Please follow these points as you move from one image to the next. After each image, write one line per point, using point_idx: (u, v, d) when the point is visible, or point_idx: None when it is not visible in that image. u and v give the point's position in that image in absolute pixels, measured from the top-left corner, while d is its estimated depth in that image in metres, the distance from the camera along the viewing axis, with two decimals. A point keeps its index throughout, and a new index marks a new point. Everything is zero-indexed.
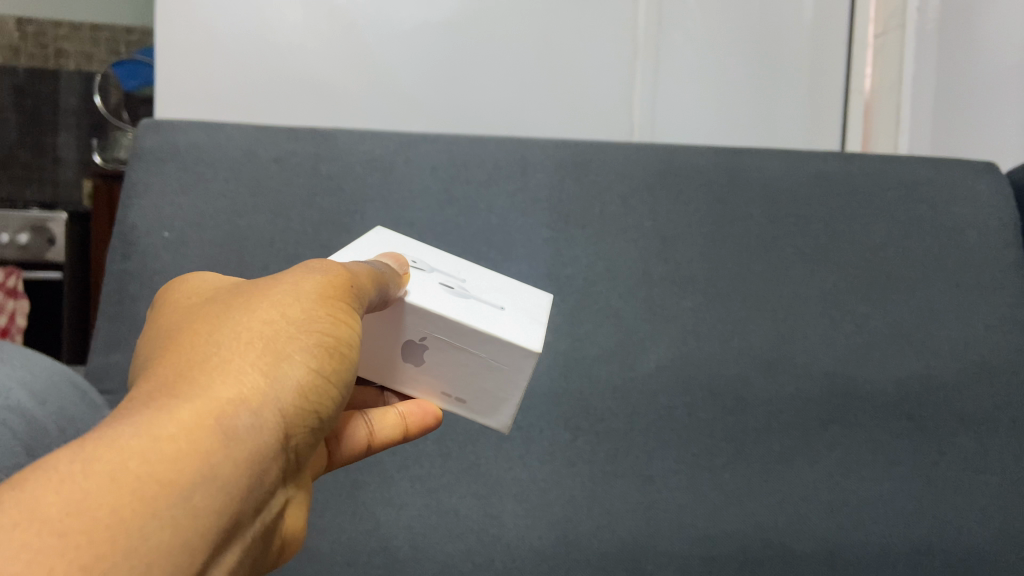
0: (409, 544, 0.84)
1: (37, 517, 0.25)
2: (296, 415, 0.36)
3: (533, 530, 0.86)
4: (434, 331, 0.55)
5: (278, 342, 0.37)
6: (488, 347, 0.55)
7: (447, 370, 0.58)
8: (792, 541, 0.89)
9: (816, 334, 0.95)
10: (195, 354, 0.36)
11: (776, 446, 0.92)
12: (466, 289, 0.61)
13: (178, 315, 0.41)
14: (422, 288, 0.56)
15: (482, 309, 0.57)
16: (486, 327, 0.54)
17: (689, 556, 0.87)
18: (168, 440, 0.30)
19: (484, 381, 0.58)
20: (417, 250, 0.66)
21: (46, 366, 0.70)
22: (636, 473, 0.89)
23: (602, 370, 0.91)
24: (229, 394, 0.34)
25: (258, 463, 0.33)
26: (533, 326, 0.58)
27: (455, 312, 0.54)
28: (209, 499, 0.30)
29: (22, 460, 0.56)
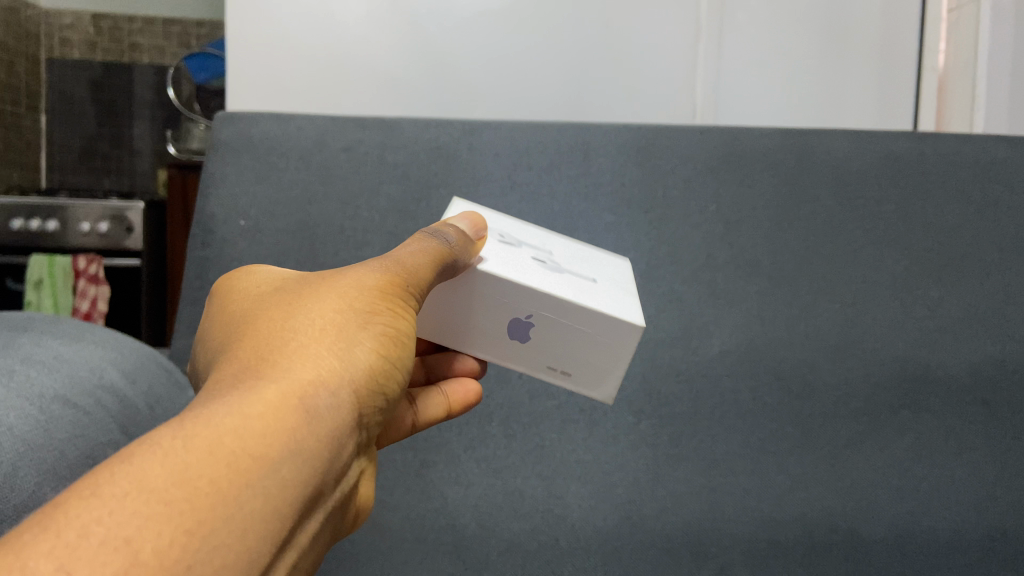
0: (476, 522, 0.86)
1: (146, 487, 0.28)
2: (367, 395, 0.39)
3: (598, 510, 0.88)
4: (546, 311, 0.59)
5: (350, 329, 0.40)
6: (595, 324, 0.59)
7: (553, 344, 0.62)
8: (861, 526, 0.88)
9: (885, 319, 0.94)
10: (274, 338, 0.39)
11: (844, 430, 0.91)
12: (557, 265, 0.66)
13: (251, 305, 0.45)
14: (522, 268, 0.60)
15: (580, 286, 0.62)
16: (596, 305, 0.59)
17: (755, 540, 0.88)
18: (259, 417, 0.33)
19: (589, 356, 0.62)
20: (501, 225, 0.72)
21: (134, 349, 0.74)
22: (700, 457, 0.89)
23: (665, 354, 0.92)
24: (309, 375, 0.37)
25: (338, 438, 0.36)
26: (629, 301, 0.63)
27: (564, 292, 0.59)
28: (297, 471, 0.33)
29: (117, 436, 0.60)
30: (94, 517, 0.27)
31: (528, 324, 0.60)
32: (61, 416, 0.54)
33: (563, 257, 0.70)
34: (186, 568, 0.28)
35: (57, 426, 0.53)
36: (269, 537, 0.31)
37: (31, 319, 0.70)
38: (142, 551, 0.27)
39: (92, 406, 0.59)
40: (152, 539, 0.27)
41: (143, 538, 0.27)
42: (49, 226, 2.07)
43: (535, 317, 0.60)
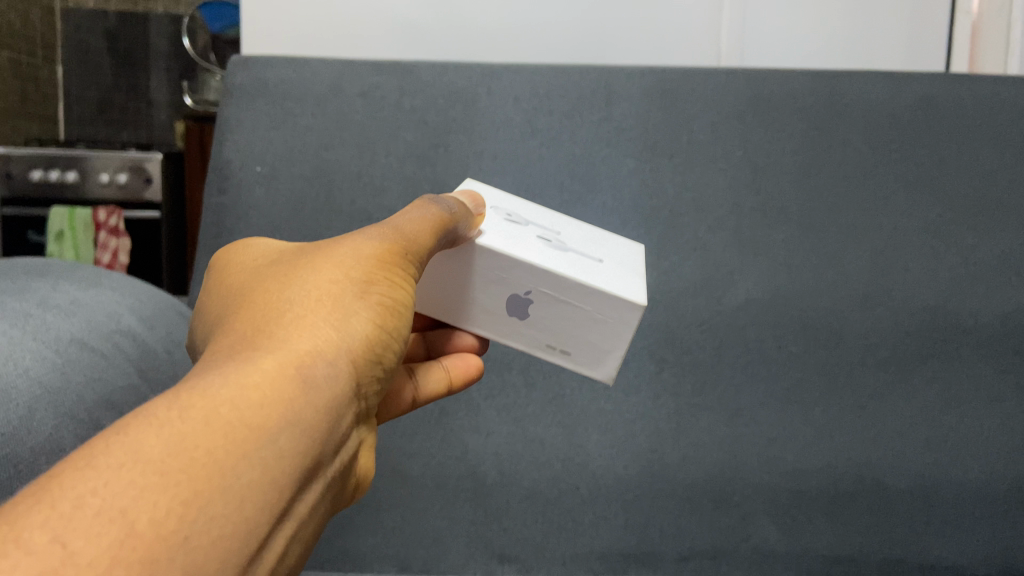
0: (496, 469, 0.87)
1: (142, 458, 0.27)
2: (364, 365, 0.39)
3: (619, 460, 0.87)
4: (544, 286, 0.59)
5: (346, 298, 0.40)
6: (594, 301, 0.59)
7: (552, 323, 0.62)
8: (887, 476, 0.87)
9: (916, 267, 0.91)
10: (270, 309, 0.38)
11: (872, 380, 0.89)
12: (565, 245, 0.66)
13: (248, 278, 0.44)
14: (523, 244, 0.61)
15: (584, 264, 0.62)
16: (596, 280, 0.59)
17: (777, 489, 0.87)
18: (254, 388, 0.32)
19: (591, 335, 0.62)
20: (512, 205, 0.73)
21: (155, 294, 0.74)
22: (722, 406, 0.88)
23: (688, 303, 0.90)
24: (305, 346, 0.36)
25: (335, 409, 0.36)
26: (634, 279, 0.63)
27: (563, 267, 0.59)
28: (293, 442, 0.33)
29: (135, 380, 0.59)
30: (89, 488, 0.26)
31: (527, 301, 0.61)
32: (79, 359, 0.54)
33: (573, 237, 0.70)
34: (184, 538, 0.27)
35: (75, 369, 0.53)
36: (267, 508, 0.31)
37: (49, 263, 0.70)
38: (139, 521, 0.26)
39: (111, 351, 0.58)
40: (148, 510, 0.26)
41: (138, 509, 0.26)
42: (68, 176, 2.08)
43: (533, 294, 0.60)
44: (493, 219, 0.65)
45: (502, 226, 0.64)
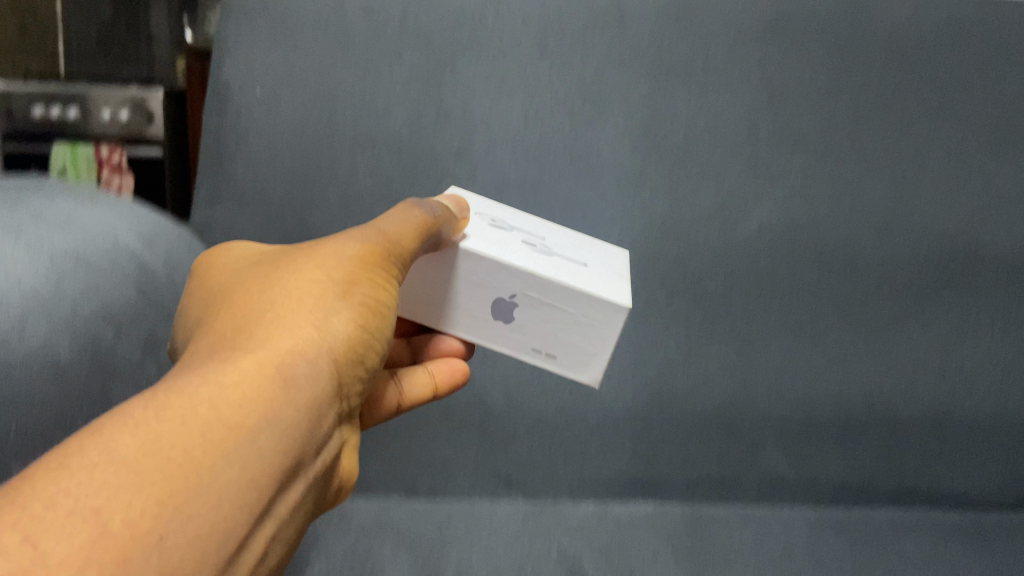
0: (503, 400, 0.85)
1: (118, 456, 0.29)
2: (342, 361, 0.42)
3: (627, 388, 0.86)
4: (530, 289, 0.60)
5: (327, 300, 0.43)
6: (579, 303, 0.60)
7: (538, 327, 0.62)
8: (899, 405, 0.87)
9: (936, 194, 0.88)
10: (255, 313, 0.41)
11: (886, 308, 0.87)
12: (550, 245, 0.67)
13: (231, 280, 0.46)
14: (509, 247, 0.61)
15: (568, 264, 0.63)
16: (580, 281, 0.60)
17: (788, 416, 0.87)
18: (233, 388, 0.35)
19: (577, 338, 0.62)
20: (496, 208, 0.72)
21: (149, 213, 0.72)
22: (734, 335, 0.87)
23: (701, 231, 0.87)
24: (288, 345, 0.39)
25: (316, 407, 0.39)
26: (617, 279, 0.64)
27: (548, 270, 0.60)
28: (273, 439, 0.35)
29: (134, 300, 0.56)
30: (62, 487, 0.27)
31: (513, 305, 0.61)
32: (70, 276, 0.51)
33: (557, 241, 0.69)
34: (160, 537, 0.28)
35: (65, 286, 0.50)
36: (250, 504, 0.33)
37: (34, 179, 0.66)
38: (112, 520, 0.27)
39: (106, 265, 0.56)
40: (122, 509, 0.28)
41: (112, 508, 0.28)
42: None
43: (519, 299, 0.61)
44: (478, 223, 0.65)
45: (486, 230, 0.64)
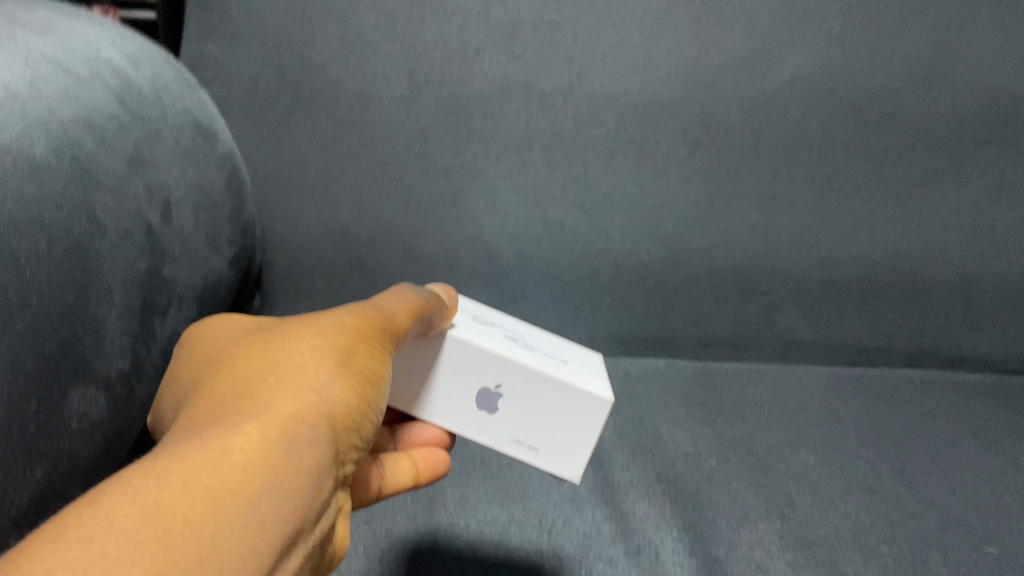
0: (513, 252, 0.82)
1: (117, 527, 0.23)
2: (342, 435, 0.34)
3: (641, 246, 0.82)
4: (512, 377, 0.50)
5: (326, 362, 0.35)
6: (561, 395, 0.50)
7: (519, 418, 0.51)
8: (925, 267, 0.83)
9: (984, 41, 0.76)
10: (251, 374, 0.34)
11: (920, 166, 0.80)
12: (528, 334, 0.58)
13: (223, 349, 0.39)
14: (488, 337, 0.52)
15: (549, 355, 0.54)
16: (563, 372, 0.51)
17: (807, 277, 0.83)
18: (237, 453, 0.28)
19: (564, 434, 0.51)
20: (472, 306, 0.62)
21: (132, 34, 0.65)
22: (756, 192, 0.80)
23: (729, 80, 0.76)
24: (289, 406, 0.32)
25: (320, 475, 0.31)
26: (598, 373, 0.54)
27: (531, 361, 0.51)
28: (276, 506, 0.28)
29: (121, 113, 0.52)
30: (60, 559, 0.22)
31: (494, 398, 0.50)
32: (49, 77, 0.46)
33: (537, 339, 0.60)
34: None
35: (45, 84, 0.45)
36: None
37: None
38: None
39: (88, 75, 0.51)
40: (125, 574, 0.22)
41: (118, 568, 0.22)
42: None
43: (498, 389, 0.50)
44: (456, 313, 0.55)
45: (462, 319, 0.54)
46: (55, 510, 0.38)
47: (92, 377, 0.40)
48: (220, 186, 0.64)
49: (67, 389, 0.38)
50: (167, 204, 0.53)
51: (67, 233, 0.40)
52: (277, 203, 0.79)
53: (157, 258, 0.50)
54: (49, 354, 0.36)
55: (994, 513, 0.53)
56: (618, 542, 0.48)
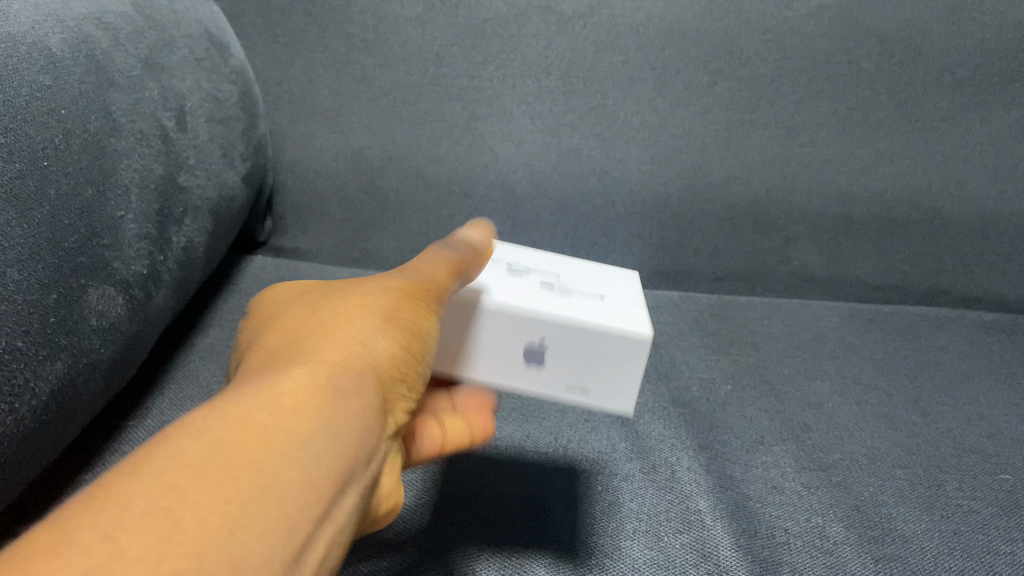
0: (528, 180, 0.80)
1: (166, 484, 0.22)
2: (393, 385, 0.32)
3: (659, 177, 0.79)
4: (543, 331, 0.42)
5: (376, 315, 0.32)
6: (602, 335, 0.41)
7: (565, 367, 0.42)
8: (945, 205, 0.80)
9: None
10: (302, 328, 0.32)
11: (946, 103, 0.76)
12: (564, 278, 0.47)
13: (277, 309, 0.36)
14: (511, 284, 0.44)
15: (582, 300, 0.44)
16: (595, 316, 0.42)
17: (824, 212, 0.81)
18: (283, 404, 0.26)
19: (612, 377, 0.43)
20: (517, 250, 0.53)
21: None
22: (778, 125, 0.77)
23: (752, 7, 0.72)
24: (340, 355, 0.30)
25: (369, 424, 0.29)
26: (637, 308, 0.44)
27: (556, 306, 0.42)
28: (327, 455, 0.26)
29: (135, 19, 0.50)
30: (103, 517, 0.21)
31: (532, 366, 0.43)
32: None
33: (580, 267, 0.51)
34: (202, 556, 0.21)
35: None
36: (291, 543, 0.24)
37: None
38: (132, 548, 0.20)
39: None
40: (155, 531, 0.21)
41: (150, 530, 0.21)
42: None
43: (531, 351, 0.42)
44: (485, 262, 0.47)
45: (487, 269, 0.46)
46: (77, 408, 0.38)
47: (111, 276, 0.40)
48: (233, 98, 0.61)
49: (88, 288, 0.37)
50: (182, 112, 0.52)
51: (83, 129, 0.39)
52: (290, 121, 0.77)
53: (173, 165, 0.49)
54: (69, 250, 0.36)
55: (1009, 441, 0.53)
56: (631, 460, 0.47)
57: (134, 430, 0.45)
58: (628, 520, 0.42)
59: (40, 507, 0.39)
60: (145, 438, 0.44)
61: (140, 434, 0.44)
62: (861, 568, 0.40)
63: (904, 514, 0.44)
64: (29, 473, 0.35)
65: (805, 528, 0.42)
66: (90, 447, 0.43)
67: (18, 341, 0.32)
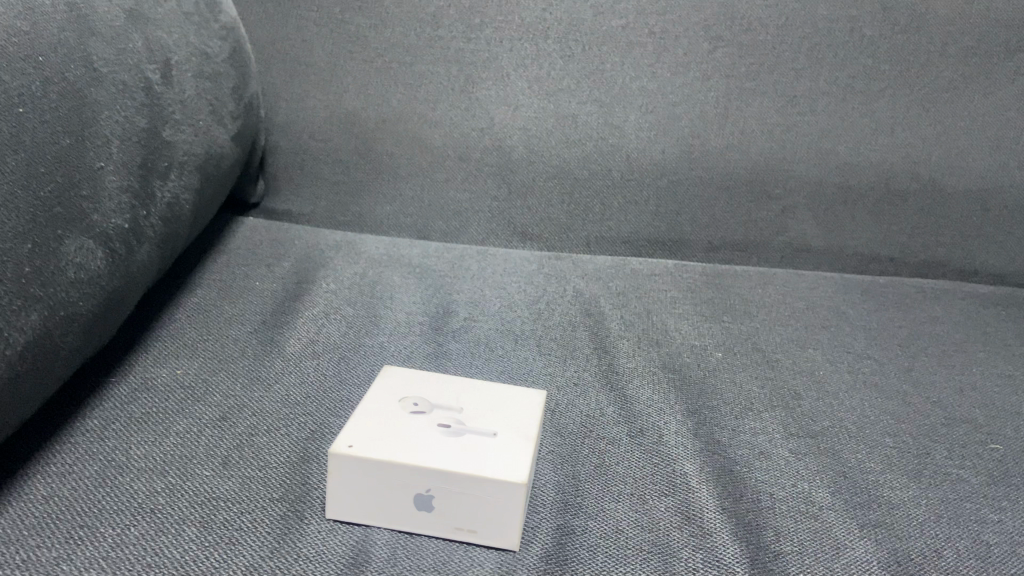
0: (524, 146, 0.77)
1: None
2: None
3: (657, 144, 0.77)
4: (420, 480, 0.35)
5: None
6: (476, 508, 0.35)
7: (445, 510, 0.35)
8: (944, 176, 0.77)
9: None
10: None
11: (948, 72, 0.74)
12: (459, 406, 0.40)
13: None
14: (385, 431, 0.37)
15: (468, 440, 0.37)
16: (470, 466, 0.35)
17: (823, 183, 0.77)
18: None
19: (491, 513, 0.35)
20: (422, 371, 0.45)
21: None
22: (778, 93, 0.75)
23: None
24: None
25: None
26: (526, 448, 0.37)
27: (432, 454, 0.36)
28: None
29: None
30: None
31: (419, 509, 0.36)
32: None
33: (471, 386, 0.42)
34: None
35: None
36: None
37: None
38: None
39: None
40: None
41: None
42: None
43: (415, 498, 0.35)
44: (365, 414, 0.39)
45: (359, 413, 0.38)
46: (56, 361, 0.37)
47: (90, 229, 0.39)
48: (223, 55, 0.60)
49: (65, 238, 0.37)
50: (168, 66, 0.50)
51: (62, 77, 0.38)
52: (282, 82, 0.76)
53: (157, 119, 0.48)
54: (45, 198, 0.35)
55: (1001, 412, 0.53)
56: (619, 424, 0.47)
57: (118, 386, 0.44)
58: (614, 483, 0.41)
59: (16, 456, 0.38)
60: (127, 395, 0.43)
61: (122, 390, 0.44)
62: (847, 532, 0.39)
63: (892, 482, 0.44)
64: (8, 424, 0.35)
65: (792, 493, 0.42)
66: (70, 402, 0.42)
67: None
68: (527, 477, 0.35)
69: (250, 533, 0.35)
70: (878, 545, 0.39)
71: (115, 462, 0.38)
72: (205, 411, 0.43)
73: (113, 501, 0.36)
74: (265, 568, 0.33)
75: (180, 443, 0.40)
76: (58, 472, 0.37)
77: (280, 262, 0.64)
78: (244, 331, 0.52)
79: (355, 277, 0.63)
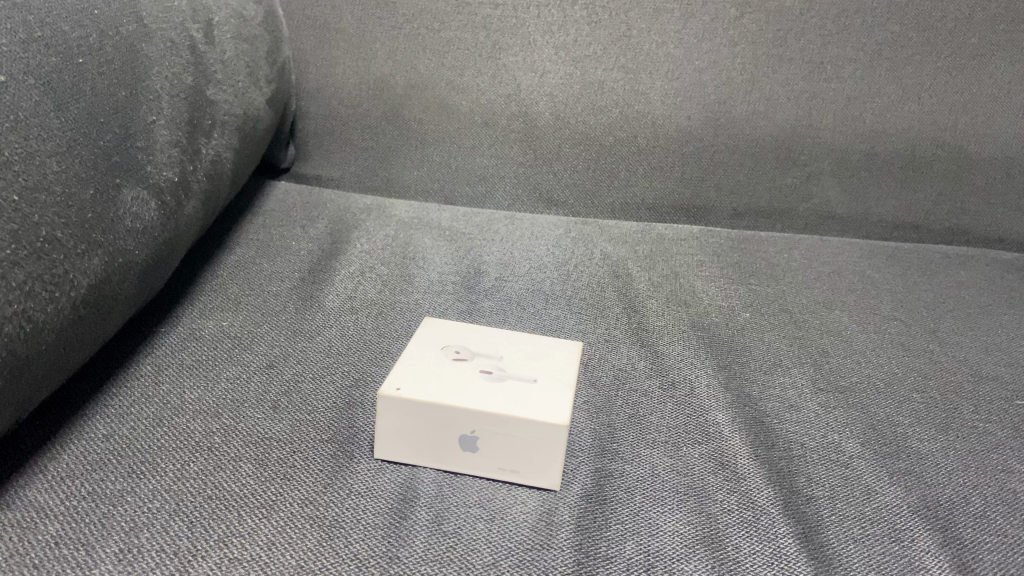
0: (551, 113, 0.78)
1: None
2: None
3: (683, 110, 0.77)
4: (465, 421, 0.36)
5: None
6: (518, 449, 0.37)
7: (488, 451, 0.37)
8: (970, 143, 0.77)
9: None
10: None
11: (976, 39, 0.74)
12: (500, 355, 0.41)
13: None
14: (430, 376, 0.39)
15: (511, 385, 0.38)
16: (513, 409, 0.36)
17: (848, 150, 0.77)
18: None
19: (531, 454, 0.37)
20: (463, 325, 0.46)
21: None
22: (806, 59, 0.75)
23: None
24: None
25: None
26: (565, 394, 0.38)
27: (477, 397, 0.37)
28: None
29: None
30: None
31: (465, 449, 0.37)
32: None
33: (512, 338, 0.43)
34: None
35: None
36: None
37: None
38: None
39: None
40: None
41: None
42: None
43: (461, 439, 0.37)
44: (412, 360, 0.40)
45: (406, 360, 0.40)
46: (115, 305, 0.38)
47: (144, 180, 0.40)
48: (258, 18, 0.61)
49: (119, 187, 0.38)
50: (209, 26, 0.51)
51: (114, 31, 0.40)
52: (311, 46, 0.77)
53: (201, 79, 0.49)
54: (104, 147, 0.37)
55: None
56: (651, 376, 0.48)
57: (167, 336, 0.45)
58: (649, 431, 0.42)
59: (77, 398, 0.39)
60: (177, 344, 0.45)
61: (172, 338, 0.45)
62: (877, 479, 0.40)
63: (920, 434, 0.44)
64: (75, 361, 0.36)
65: (822, 442, 0.43)
66: (124, 349, 0.44)
67: (58, 232, 0.33)
68: (567, 419, 0.36)
69: (303, 470, 0.36)
70: (907, 491, 0.40)
71: (171, 404, 0.40)
72: (252, 359, 0.44)
73: (172, 439, 0.37)
74: (319, 501, 0.35)
75: (230, 388, 0.41)
76: (118, 412, 0.39)
77: (313, 224, 0.65)
78: (283, 287, 0.53)
79: (387, 238, 0.64)
